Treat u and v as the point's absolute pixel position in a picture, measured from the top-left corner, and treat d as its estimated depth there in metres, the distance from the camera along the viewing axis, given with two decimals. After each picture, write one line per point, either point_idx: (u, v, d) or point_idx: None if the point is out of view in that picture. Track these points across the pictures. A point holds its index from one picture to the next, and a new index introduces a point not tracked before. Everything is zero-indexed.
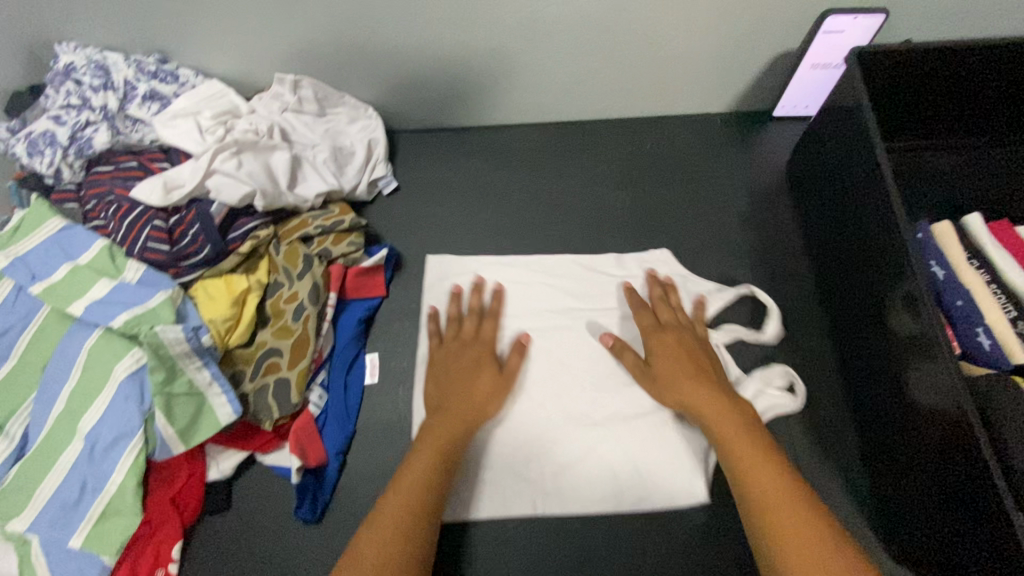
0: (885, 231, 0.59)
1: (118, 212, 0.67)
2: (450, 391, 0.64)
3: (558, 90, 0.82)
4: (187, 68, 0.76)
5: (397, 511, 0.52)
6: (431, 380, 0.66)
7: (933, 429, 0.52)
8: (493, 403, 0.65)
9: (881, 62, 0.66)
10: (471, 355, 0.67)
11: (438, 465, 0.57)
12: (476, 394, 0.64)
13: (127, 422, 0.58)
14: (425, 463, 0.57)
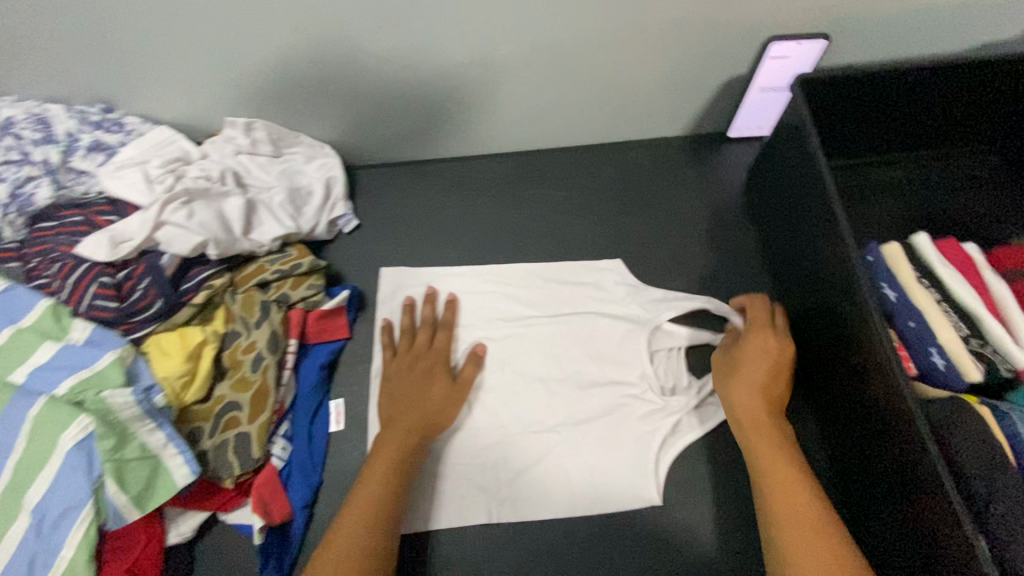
0: (835, 252, 0.60)
1: (62, 269, 0.64)
2: (404, 403, 0.66)
3: (516, 121, 0.82)
4: (134, 116, 0.74)
5: (350, 529, 0.56)
6: (385, 395, 0.68)
7: (893, 449, 0.53)
8: (447, 412, 0.67)
9: (821, 88, 0.67)
10: (423, 368, 0.69)
11: (389, 480, 0.60)
12: (424, 409, 0.65)
13: (75, 492, 0.55)
14: (377, 478, 0.59)
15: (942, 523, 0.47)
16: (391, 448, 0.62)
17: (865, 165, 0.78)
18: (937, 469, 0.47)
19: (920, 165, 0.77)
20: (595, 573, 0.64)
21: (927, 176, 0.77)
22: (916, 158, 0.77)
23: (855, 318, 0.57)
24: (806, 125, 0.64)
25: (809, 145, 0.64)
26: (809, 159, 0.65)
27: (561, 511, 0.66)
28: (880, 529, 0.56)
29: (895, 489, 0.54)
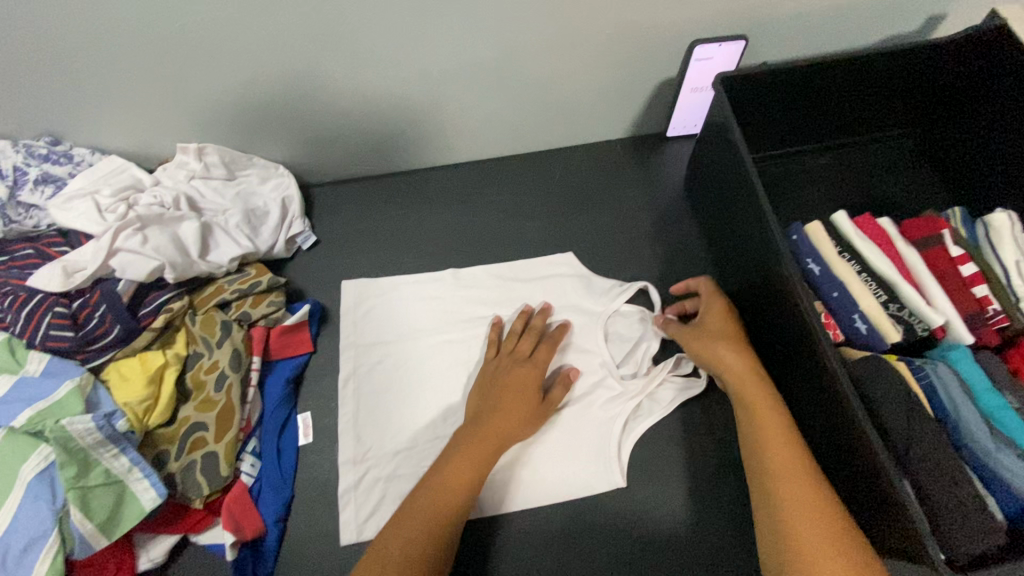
0: (763, 236, 0.65)
1: (15, 303, 0.64)
2: (485, 406, 0.68)
3: (465, 132, 0.85)
4: (82, 147, 0.74)
5: (421, 513, 0.59)
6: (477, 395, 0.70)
7: (830, 413, 0.57)
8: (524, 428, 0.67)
9: (740, 87, 0.73)
10: (518, 373, 0.70)
11: (467, 472, 0.62)
12: (506, 424, 0.66)
13: (39, 523, 0.55)
14: (457, 470, 0.62)
15: (875, 475, 0.51)
16: (480, 451, 0.63)
17: (791, 156, 0.84)
18: (864, 425, 0.51)
19: (840, 153, 0.84)
20: (570, 558, 0.66)
21: (848, 162, 0.83)
22: (837, 147, 0.84)
23: (784, 294, 0.62)
24: (730, 121, 0.69)
25: (733, 138, 0.69)
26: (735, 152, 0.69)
27: (532, 503, 0.68)
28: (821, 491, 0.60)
29: (833, 449, 0.57)
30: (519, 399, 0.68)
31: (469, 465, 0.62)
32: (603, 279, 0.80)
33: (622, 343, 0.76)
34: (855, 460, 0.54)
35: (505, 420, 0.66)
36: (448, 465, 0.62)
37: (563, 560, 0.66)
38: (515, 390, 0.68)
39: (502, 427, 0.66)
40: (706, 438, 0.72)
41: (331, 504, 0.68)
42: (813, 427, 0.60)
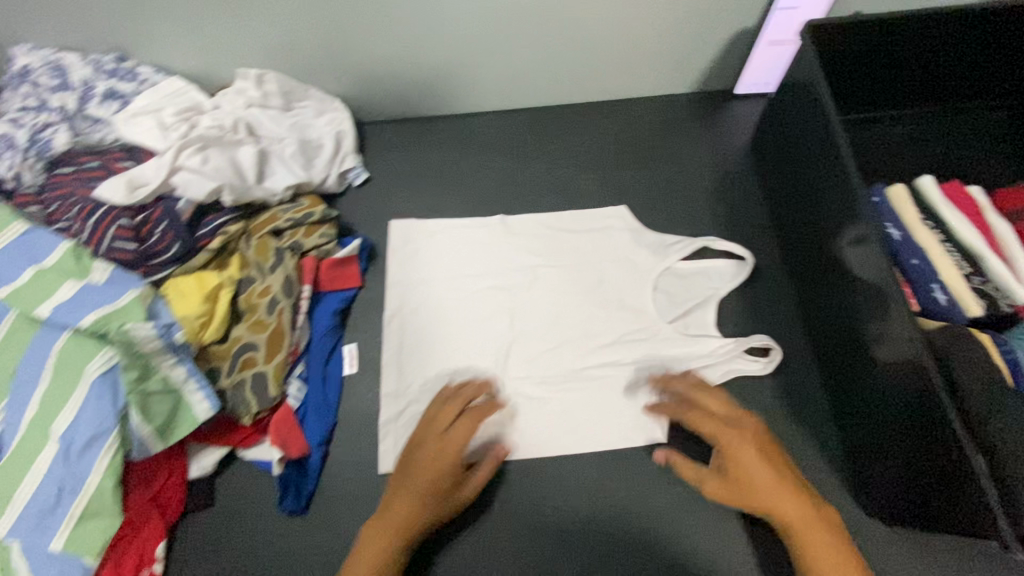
0: (843, 201, 0.63)
1: (81, 212, 0.66)
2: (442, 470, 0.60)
3: (523, 75, 0.82)
4: (147, 66, 0.74)
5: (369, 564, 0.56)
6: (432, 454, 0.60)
7: (893, 380, 0.56)
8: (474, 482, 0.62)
9: (833, 36, 0.68)
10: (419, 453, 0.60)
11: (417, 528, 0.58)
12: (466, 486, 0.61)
13: (101, 422, 0.57)
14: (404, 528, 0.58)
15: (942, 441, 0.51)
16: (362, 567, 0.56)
17: (882, 120, 0.77)
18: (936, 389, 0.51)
19: (937, 119, 0.77)
20: (604, 507, 0.66)
21: (945, 130, 0.76)
22: (932, 114, 0.77)
23: (859, 259, 0.60)
24: (816, 75, 0.65)
25: (818, 96, 0.66)
26: (818, 110, 0.66)
27: (566, 455, 0.68)
28: (874, 454, 0.60)
29: (895, 422, 0.57)
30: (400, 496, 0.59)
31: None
32: (658, 235, 0.77)
33: (677, 303, 0.73)
34: (920, 433, 0.53)
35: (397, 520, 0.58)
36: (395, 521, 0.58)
37: (596, 508, 0.66)
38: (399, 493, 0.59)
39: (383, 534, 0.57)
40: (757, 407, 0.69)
41: (373, 434, 0.69)
42: (874, 393, 0.60)
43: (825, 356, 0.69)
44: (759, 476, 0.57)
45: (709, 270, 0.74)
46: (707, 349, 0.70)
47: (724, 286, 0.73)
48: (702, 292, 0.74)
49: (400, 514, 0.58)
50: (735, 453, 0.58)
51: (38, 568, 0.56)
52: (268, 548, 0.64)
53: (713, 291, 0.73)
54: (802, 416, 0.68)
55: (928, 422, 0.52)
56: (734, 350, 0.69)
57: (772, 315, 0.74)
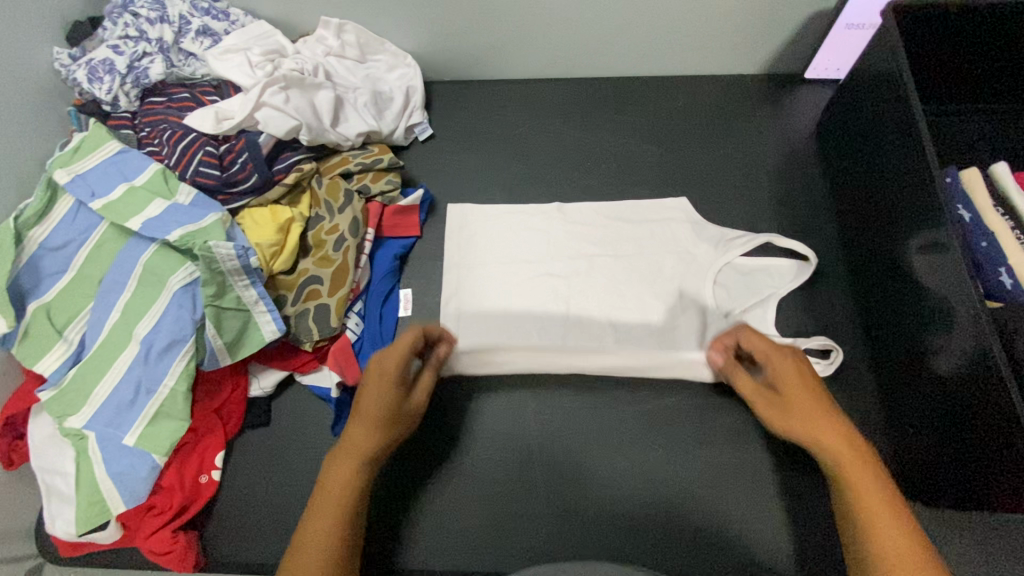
0: (918, 196, 0.63)
1: (172, 137, 0.69)
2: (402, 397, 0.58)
3: (593, 44, 0.83)
4: (238, 9, 0.78)
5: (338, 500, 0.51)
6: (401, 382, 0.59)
7: (958, 373, 0.58)
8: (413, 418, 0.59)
9: (920, 25, 0.68)
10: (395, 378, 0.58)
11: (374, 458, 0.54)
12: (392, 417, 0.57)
13: (180, 328, 0.61)
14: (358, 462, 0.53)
15: (1004, 423, 0.54)
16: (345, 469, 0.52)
17: (961, 113, 0.77)
18: (1010, 388, 0.53)
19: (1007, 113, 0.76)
20: (642, 465, 0.68)
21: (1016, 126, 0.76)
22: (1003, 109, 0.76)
23: (931, 255, 0.61)
24: (900, 69, 0.65)
25: (901, 91, 0.65)
26: (899, 105, 0.66)
27: (610, 411, 0.70)
28: (925, 435, 0.63)
29: (953, 405, 0.59)
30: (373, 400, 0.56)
31: (342, 477, 0.52)
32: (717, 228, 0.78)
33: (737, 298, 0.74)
34: (981, 415, 0.56)
35: (372, 424, 0.55)
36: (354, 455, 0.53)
37: (635, 466, 0.67)
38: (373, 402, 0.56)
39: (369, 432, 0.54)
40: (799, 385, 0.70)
41: None
42: (932, 382, 0.62)
43: (875, 339, 0.71)
44: (797, 397, 0.57)
45: (770, 269, 0.75)
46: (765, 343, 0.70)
47: (783, 287, 0.74)
48: (763, 292, 0.74)
49: (377, 413, 0.56)
50: (775, 367, 0.60)
51: (111, 460, 0.59)
52: (321, 467, 0.68)
53: (772, 290, 0.74)
54: (852, 398, 0.69)
55: (993, 406, 0.55)
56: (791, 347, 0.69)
57: (823, 298, 0.75)
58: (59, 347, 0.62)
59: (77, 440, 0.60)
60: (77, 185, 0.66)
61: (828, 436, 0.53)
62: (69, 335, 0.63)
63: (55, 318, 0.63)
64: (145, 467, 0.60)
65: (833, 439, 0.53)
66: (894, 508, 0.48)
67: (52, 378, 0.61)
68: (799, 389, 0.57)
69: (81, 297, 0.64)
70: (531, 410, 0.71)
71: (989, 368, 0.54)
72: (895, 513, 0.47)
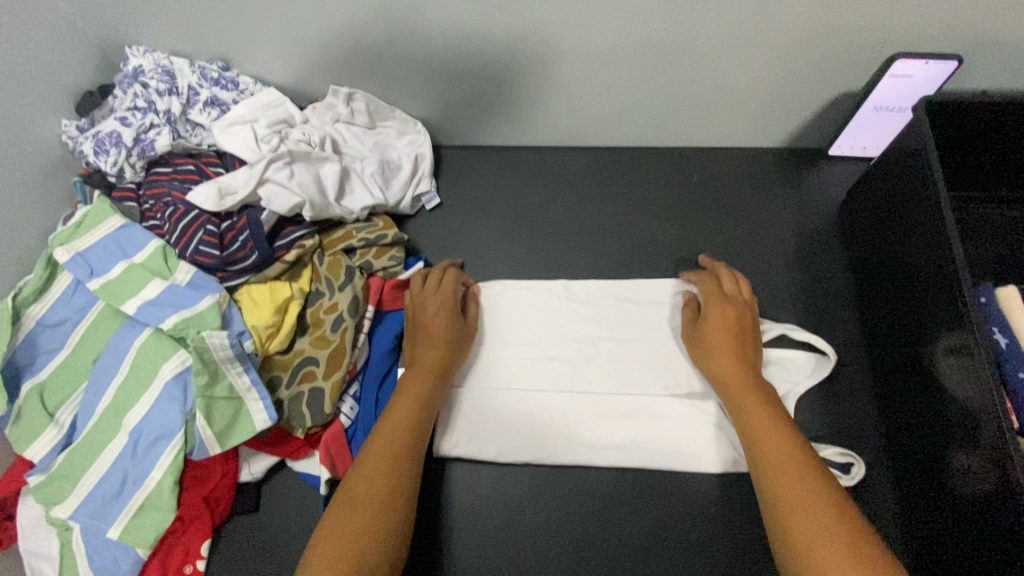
0: (949, 306, 0.59)
1: (174, 214, 0.69)
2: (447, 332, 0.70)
3: (608, 116, 0.81)
4: (247, 76, 0.77)
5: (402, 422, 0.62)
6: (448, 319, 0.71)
7: (984, 505, 0.54)
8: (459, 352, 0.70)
9: (952, 118, 0.64)
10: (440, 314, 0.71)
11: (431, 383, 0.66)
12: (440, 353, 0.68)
13: (169, 420, 0.61)
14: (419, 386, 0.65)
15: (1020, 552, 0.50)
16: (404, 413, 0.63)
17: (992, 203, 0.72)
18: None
19: None
20: (640, 573, 0.64)
21: None
22: None
23: (957, 372, 0.57)
24: (931, 167, 0.61)
25: (931, 190, 0.62)
26: (929, 204, 0.62)
27: (609, 510, 0.67)
28: (951, 560, 0.59)
29: (977, 530, 0.55)
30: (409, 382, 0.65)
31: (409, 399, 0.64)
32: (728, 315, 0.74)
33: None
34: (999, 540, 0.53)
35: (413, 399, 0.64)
36: (416, 380, 0.66)
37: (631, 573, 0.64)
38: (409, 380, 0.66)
39: (408, 410, 0.63)
40: None
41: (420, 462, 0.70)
42: (958, 509, 0.58)
43: (897, 444, 0.67)
44: (719, 343, 0.67)
45: (784, 361, 0.71)
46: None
47: (801, 382, 0.70)
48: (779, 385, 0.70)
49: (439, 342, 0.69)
50: (708, 307, 0.70)
51: (93, 551, 0.59)
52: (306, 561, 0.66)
53: (788, 387, 0.70)
54: (871, 510, 0.65)
55: (1009, 531, 0.52)
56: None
57: (840, 396, 0.71)
58: (50, 431, 0.61)
59: (63, 530, 0.60)
60: (76, 263, 0.65)
61: (733, 367, 0.66)
62: (61, 417, 0.62)
63: (47, 399, 0.62)
64: (128, 561, 0.59)
65: (729, 371, 0.66)
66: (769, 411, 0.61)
67: (40, 464, 0.60)
68: (720, 324, 0.68)
69: (73, 378, 0.63)
70: (526, 507, 0.68)
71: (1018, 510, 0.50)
72: (773, 421, 0.60)
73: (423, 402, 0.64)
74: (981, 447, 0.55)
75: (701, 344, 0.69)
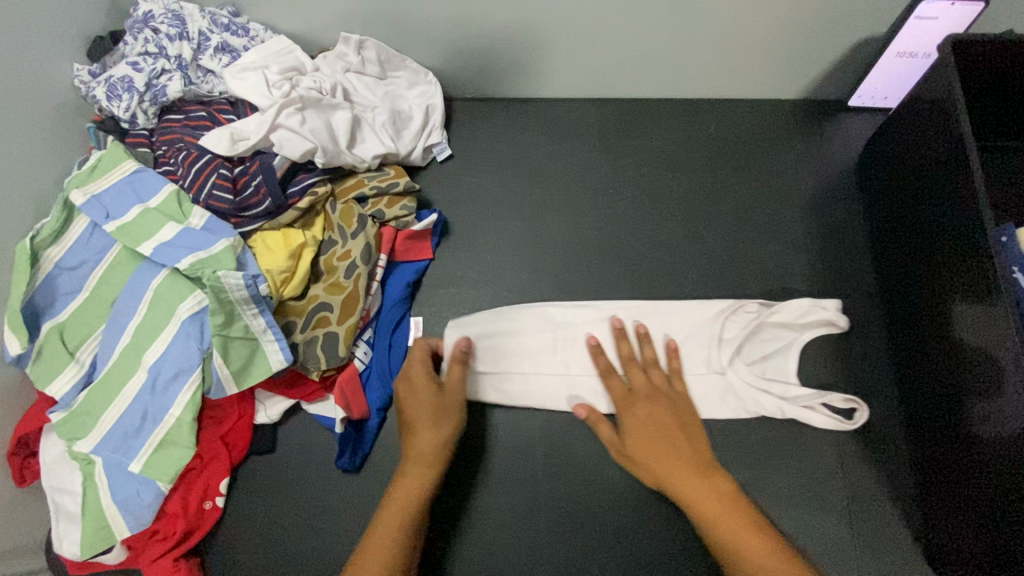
0: (970, 252, 0.58)
1: (187, 158, 0.69)
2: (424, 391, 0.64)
3: (621, 67, 0.79)
4: (257, 23, 0.76)
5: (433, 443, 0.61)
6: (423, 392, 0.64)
7: (992, 451, 0.54)
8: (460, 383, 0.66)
9: (978, 61, 0.63)
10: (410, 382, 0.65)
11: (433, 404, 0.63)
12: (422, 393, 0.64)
13: (187, 358, 0.61)
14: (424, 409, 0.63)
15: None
16: (428, 438, 0.61)
17: (1009, 151, 0.72)
18: None
19: None
20: (645, 512, 0.66)
21: None
22: None
23: (977, 324, 0.56)
24: (956, 111, 0.59)
25: (957, 138, 0.60)
26: (954, 153, 0.60)
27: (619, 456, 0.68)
28: (953, 503, 0.60)
29: (985, 475, 0.55)
30: (421, 445, 0.60)
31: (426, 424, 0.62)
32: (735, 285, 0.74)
33: (747, 349, 0.70)
34: (1006, 483, 0.53)
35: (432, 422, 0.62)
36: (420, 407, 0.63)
37: (637, 512, 0.66)
38: (418, 446, 0.60)
39: (433, 436, 0.61)
40: (819, 438, 0.67)
41: None
42: (962, 454, 0.58)
43: (907, 393, 0.67)
44: (644, 429, 0.62)
45: (790, 316, 0.70)
46: (786, 392, 0.68)
47: (805, 332, 0.70)
48: (783, 337, 0.70)
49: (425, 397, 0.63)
50: (631, 412, 0.64)
51: (115, 486, 0.60)
52: (323, 500, 0.68)
53: (795, 338, 0.70)
54: (879, 455, 0.66)
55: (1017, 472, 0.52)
56: (813, 400, 0.67)
57: (853, 346, 0.71)
58: (70, 369, 0.62)
59: (85, 464, 0.61)
60: (92, 206, 0.66)
61: (656, 451, 0.60)
62: (81, 356, 0.63)
63: (67, 338, 0.63)
64: (150, 494, 0.60)
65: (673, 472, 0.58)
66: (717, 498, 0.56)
67: (62, 401, 0.61)
68: (642, 424, 0.62)
69: (91, 319, 0.64)
70: (537, 450, 0.69)
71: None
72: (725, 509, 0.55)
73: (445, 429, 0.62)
74: (998, 392, 0.54)
75: (642, 455, 0.61)
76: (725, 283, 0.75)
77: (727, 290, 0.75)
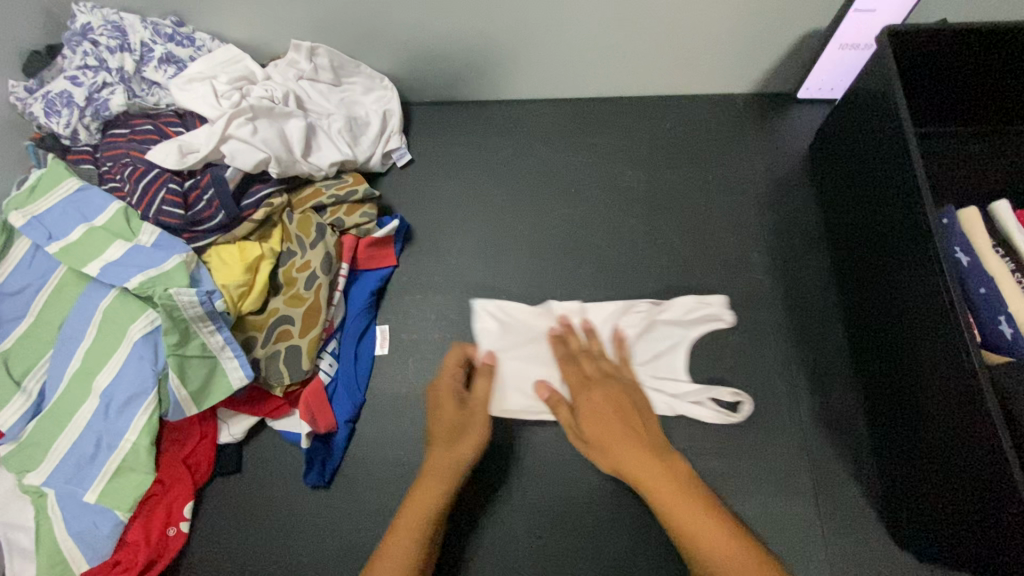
0: (913, 231, 0.60)
1: (134, 173, 0.66)
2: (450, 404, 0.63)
3: (575, 68, 0.80)
4: (203, 33, 0.74)
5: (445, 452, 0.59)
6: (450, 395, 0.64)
7: (949, 429, 0.56)
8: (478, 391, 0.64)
9: (914, 50, 0.65)
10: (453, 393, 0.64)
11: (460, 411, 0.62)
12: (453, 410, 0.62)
13: (141, 381, 0.59)
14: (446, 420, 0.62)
15: (982, 458, 0.53)
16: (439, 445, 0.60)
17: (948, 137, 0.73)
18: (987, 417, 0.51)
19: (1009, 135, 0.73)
20: (620, 505, 0.67)
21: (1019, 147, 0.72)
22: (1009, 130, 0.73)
23: (924, 298, 0.58)
24: (893, 96, 0.62)
25: (897, 126, 0.62)
26: (894, 137, 0.62)
27: None
28: (911, 478, 0.61)
29: (938, 448, 0.57)
30: (446, 450, 0.59)
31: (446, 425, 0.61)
32: (694, 278, 0.76)
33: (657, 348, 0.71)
34: (958, 452, 0.55)
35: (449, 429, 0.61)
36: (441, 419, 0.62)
37: (613, 505, 0.66)
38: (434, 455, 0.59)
39: (456, 440, 0.60)
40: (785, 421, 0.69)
41: (402, 416, 0.70)
42: (920, 436, 0.60)
43: (864, 374, 0.69)
44: (609, 428, 0.59)
45: (676, 312, 0.72)
46: (675, 389, 0.68)
47: (692, 328, 0.72)
48: (677, 335, 0.71)
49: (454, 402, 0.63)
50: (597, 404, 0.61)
51: (71, 519, 0.58)
52: (296, 517, 0.67)
53: (682, 334, 0.71)
54: (840, 437, 0.68)
55: (972, 439, 0.53)
56: (700, 394, 0.68)
57: (809, 333, 0.73)
58: (17, 400, 0.59)
59: (36, 498, 0.58)
60: (33, 228, 0.63)
61: (620, 445, 0.57)
62: (28, 386, 0.60)
63: (12, 367, 0.61)
64: (108, 524, 0.58)
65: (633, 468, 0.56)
66: (690, 499, 0.54)
67: (9, 433, 0.59)
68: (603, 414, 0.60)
69: (37, 345, 0.62)
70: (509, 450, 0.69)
71: (983, 429, 0.52)
72: (693, 505, 0.53)
73: (461, 437, 0.60)
74: (946, 362, 0.56)
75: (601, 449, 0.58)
76: (687, 276, 0.76)
77: (689, 283, 0.76)
